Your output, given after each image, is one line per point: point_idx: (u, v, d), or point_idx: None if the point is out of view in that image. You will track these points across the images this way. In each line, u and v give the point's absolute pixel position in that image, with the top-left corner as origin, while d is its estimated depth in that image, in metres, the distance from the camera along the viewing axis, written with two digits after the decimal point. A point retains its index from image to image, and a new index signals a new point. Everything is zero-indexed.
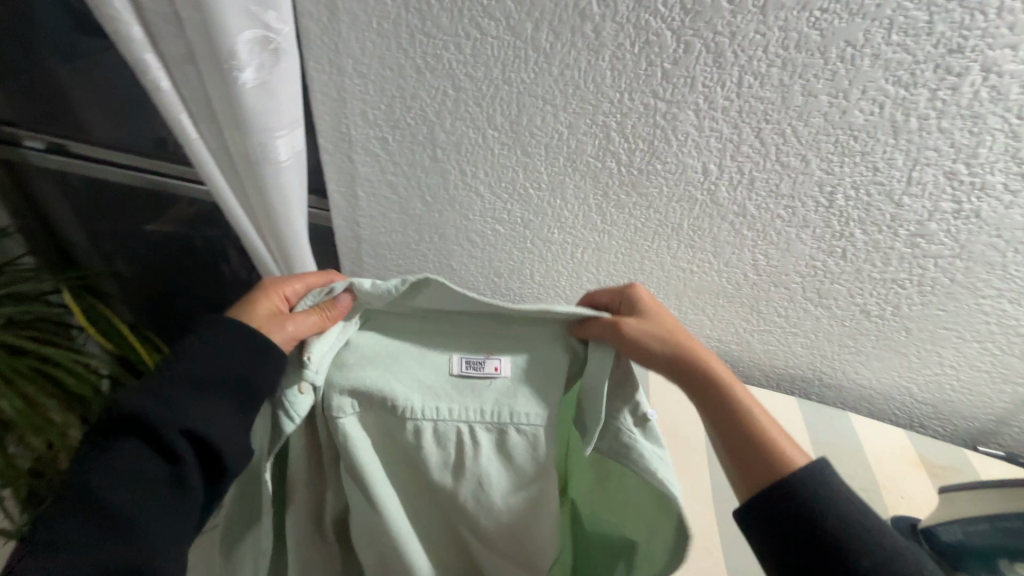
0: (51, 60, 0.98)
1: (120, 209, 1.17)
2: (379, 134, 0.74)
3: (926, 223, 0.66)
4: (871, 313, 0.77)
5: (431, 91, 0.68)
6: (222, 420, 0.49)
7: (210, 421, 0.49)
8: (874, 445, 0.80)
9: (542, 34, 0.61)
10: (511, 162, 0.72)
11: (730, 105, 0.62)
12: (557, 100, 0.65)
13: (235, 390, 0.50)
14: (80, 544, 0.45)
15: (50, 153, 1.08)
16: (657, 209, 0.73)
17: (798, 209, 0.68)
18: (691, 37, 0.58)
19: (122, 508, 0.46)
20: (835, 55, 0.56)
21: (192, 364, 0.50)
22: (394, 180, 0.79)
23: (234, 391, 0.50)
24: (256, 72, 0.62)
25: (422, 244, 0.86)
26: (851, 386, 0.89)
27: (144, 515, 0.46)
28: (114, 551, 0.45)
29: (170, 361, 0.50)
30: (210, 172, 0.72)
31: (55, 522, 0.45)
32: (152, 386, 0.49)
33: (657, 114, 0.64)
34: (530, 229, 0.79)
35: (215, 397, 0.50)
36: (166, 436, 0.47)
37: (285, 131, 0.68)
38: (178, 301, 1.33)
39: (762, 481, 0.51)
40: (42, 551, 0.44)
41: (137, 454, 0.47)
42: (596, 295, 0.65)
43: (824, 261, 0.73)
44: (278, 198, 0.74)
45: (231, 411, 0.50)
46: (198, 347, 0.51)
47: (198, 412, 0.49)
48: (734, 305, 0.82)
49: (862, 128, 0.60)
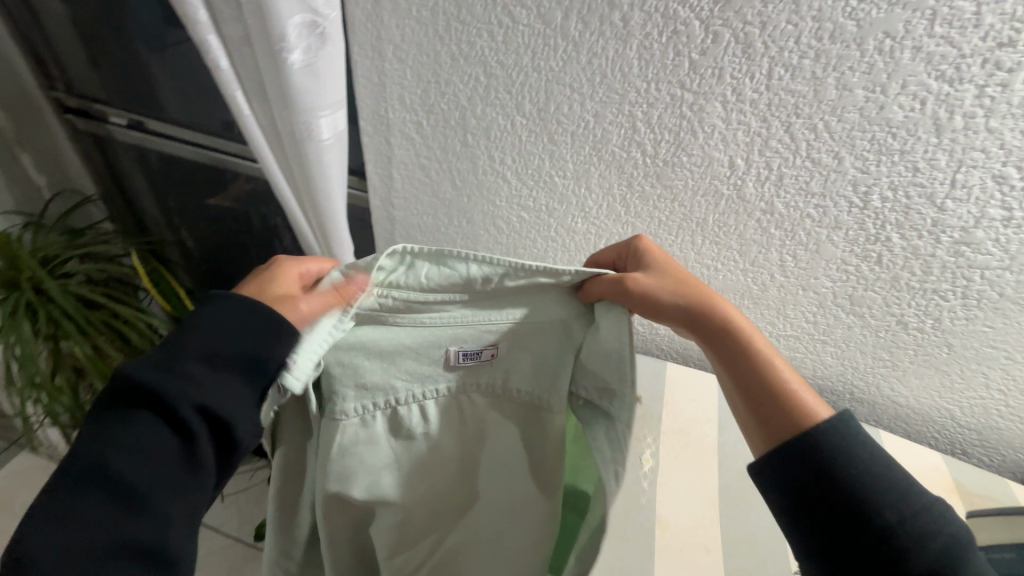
0: (138, 45, 1.09)
1: (188, 184, 1.28)
2: (415, 118, 0.78)
3: (971, 230, 0.62)
4: (909, 324, 0.73)
5: (464, 77, 0.71)
6: (234, 396, 0.48)
7: (223, 395, 0.48)
8: (905, 465, 0.75)
9: (571, 23, 0.62)
10: (538, 150, 0.74)
11: (759, 98, 0.60)
12: (584, 88, 0.66)
13: (248, 365, 0.49)
14: (84, 518, 0.43)
15: (132, 130, 1.20)
16: (681, 202, 0.72)
17: (830, 209, 0.66)
18: (720, 27, 0.57)
19: (134, 482, 0.44)
20: (872, 47, 0.54)
21: (205, 338, 0.49)
22: (427, 163, 0.82)
23: (247, 367, 0.49)
24: (303, 54, 0.67)
25: (450, 228, 0.89)
26: (886, 405, 0.83)
27: (153, 489, 0.45)
28: (122, 526, 0.44)
29: (180, 334, 0.49)
30: (260, 148, 0.78)
31: (57, 494, 0.43)
32: (161, 359, 0.47)
33: (684, 105, 0.64)
34: (555, 218, 0.81)
35: (227, 372, 0.48)
36: (178, 410, 0.46)
37: (328, 111, 0.73)
38: (232, 273, 1.43)
39: (784, 433, 0.49)
40: (44, 523, 0.42)
41: (147, 427, 0.45)
42: (601, 256, 0.65)
43: (857, 266, 0.70)
44: (318, 175, 0.79)
45: (243, 387, 0.49)
46: (208, 322, 0.49)
47: (211, 386, 0.47)
48: (759, 308, 0.79)
49: (901, 125, 0.58)
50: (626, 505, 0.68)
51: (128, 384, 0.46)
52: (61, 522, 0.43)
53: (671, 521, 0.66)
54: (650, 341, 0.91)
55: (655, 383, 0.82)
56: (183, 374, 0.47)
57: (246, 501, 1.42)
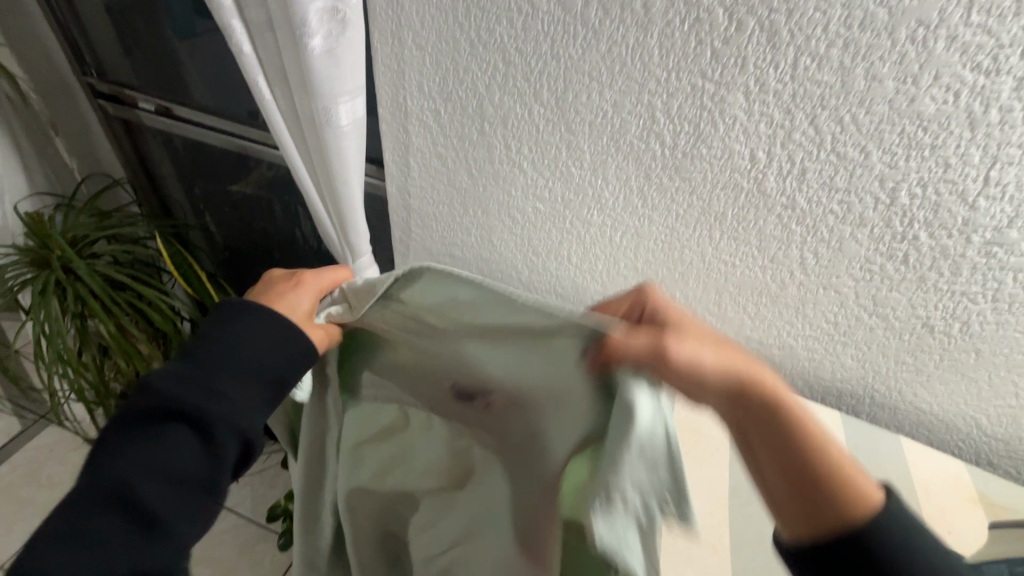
0: (167, 32, 1.11)
1: (212, 170, 1.31)
2: (433, 106, 0.77)
3: (1005, 230, 0.59)
4: (935, 327, 0.70)
5: (482, 65, 0.70)
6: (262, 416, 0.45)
7: (251, 417, 0.45)
8: (925, 472, 0.72)
9: (592, 10, 0.61)
10: (555, 139, 0.73)
11: (783, 89, 0.59)
12: (603, 77, 0.65)
13: (275, 384, 0.46)
14: (106, 540, 0.41)
15: (159, 116, 1.23)
16: (700, 196, 0.71)
17: (854, 205, 0.64)
18: (745, 14, 0.56)
19: (157, 505, 0.42)
20: (903, 36, 0.52)
21: (233, 352, 0.45)
22: (444, 152, 0.82)
23: (274, 386, 0.46)
24: (323, 39, 0.68)
25: (466, 217, 0.89)
26: (908, 410, 0.81)
27: (177, 514, 0.42)
28: (145, 550, 0.41)
29: (206, 345, 0.45)
30: (281, 133, 0.79)
31: (78, 513, 0.41)
32: (190, 373, 0.44)
33: (704, 96, 0.62)
34: (570, 209, 0.80)
35: (255, 391, 0.45)
36: (207, 431, 0.43)
37: (347, 98, 0.74)
38: (253, 259, 1.46)
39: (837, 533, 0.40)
40: (63, 546, 0.40)
41: (174, 448, 0.42)
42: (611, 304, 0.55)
43: (881, 265, 0.67)
44: (336, 161, 0.80)
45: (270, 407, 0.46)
46: (237, 334, 0.46)
47: (240, 406, 0.44)
48: (778, 306, 0.77)
49: (932, 119, 0.55)
50: None
51: (155, 400, 0.43)
52: (84, 543, 0.40)
53: (676, 515, 0.65)
54: None
55: None
56: (215, 394, 0.43)
57: (261, 482, 1.46)
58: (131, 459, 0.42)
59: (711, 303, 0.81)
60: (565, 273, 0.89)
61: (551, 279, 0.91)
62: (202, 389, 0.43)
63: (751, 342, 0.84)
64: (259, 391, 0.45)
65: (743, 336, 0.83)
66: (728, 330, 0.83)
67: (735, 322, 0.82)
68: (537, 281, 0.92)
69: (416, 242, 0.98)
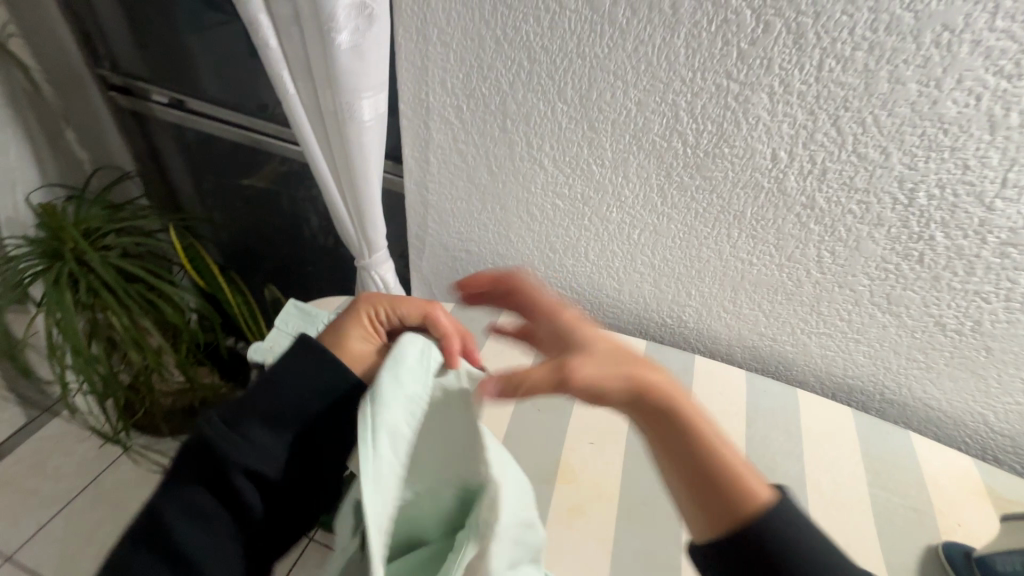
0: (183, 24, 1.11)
1: (224, 163, 1.31)
2: (455, 102, 0.78)
3: (1020, 231, 0.61)
4: (947, 326, 0.72)
5: (507, 62, 0.71)
6: (288, 458, 0.44)
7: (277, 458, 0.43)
8: (934, 466, 0.74)
9: (620, 10, 0.62)
10: (577, 137, 0.74)
11: (807, 90, 0.60)
12: (628, 76, 0.66)
13: (303, 423, 0.45)
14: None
15: (173, 108, 1.23)
16: (720, 194, 0.72)
17: (873, 205, 0.65)
18: (772, 16, 0.57)
19: (186, 548, 0.40)
20: (929, 40, 0.53)
21: (266, 389, 0.45)
22: (465, 149, 0.83)
23: (303, 425, 0.45)
24: (350, 35, 0.68)
25: (484, 214, 0.90)
26: (917, 407, 0.82)
27: (207, 559, 0.40)
28: None
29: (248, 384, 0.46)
30: (303, 127, 0.80)
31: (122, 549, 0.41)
32: (229, 411, 0.44)
33: (729, 96, 0.63)
34: (589, 206, 0.81)
35: (283, 431, 0.44)
36: (232, 473, 0.42)
37: (370, 95, 0.75)
38: (261, 252, 1.46)
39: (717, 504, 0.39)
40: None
41: (206, 485, 0.42)
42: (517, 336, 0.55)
43: (897, 264, 0.69)
44: (358, 155, 0.80)
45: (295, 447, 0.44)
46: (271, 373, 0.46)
47: (267, 447, 0.43)
48: (793, 304, 0.79)
49: (954, 121, 0.57)
50: (652, 489, 0.68)
51: (195, 437, 0.43)
52: None
53: None
54: (678, 334, 0.91)
55: (684, 374, 0.82)
56: (243, 433, 0.43)
57: None
58: (168, 503, 0.42)
59: (727, 300, 0.82)
60: (582, 269, 0.90)
61: (567, 276, 0.92)
62: (237, 433, 0.43)
63: (764, 339, 0.85)
64: (288, 433, 0.44)
65: (757, 333, 0.84)
66: (743, 326, 0.85)
67: (750, 319, 0.84)
68: (553, 277, 0.93)
69: (432, 238, 0.99)
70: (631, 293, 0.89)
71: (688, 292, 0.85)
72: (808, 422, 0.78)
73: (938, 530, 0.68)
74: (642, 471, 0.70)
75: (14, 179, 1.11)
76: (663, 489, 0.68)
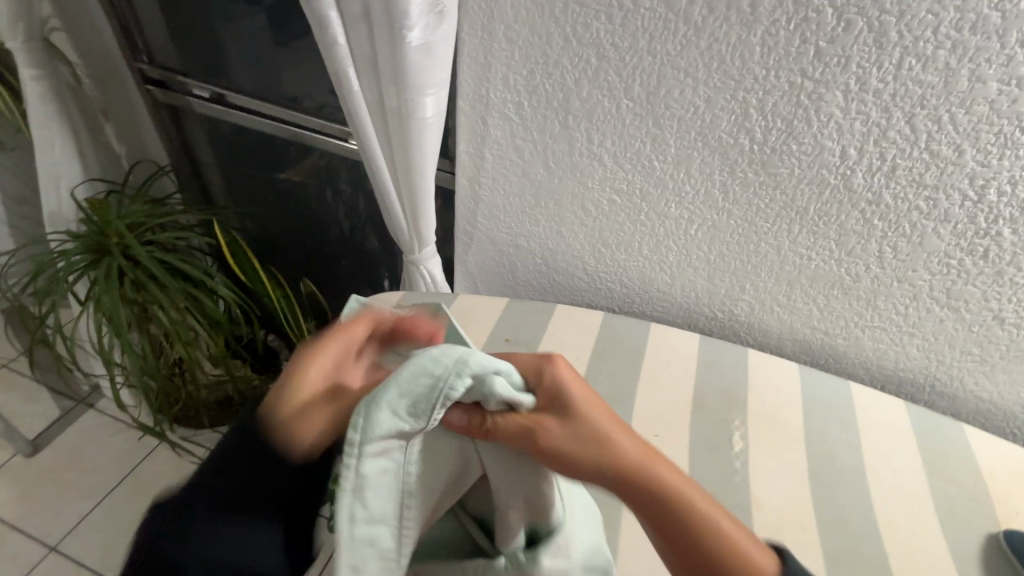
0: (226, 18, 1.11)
1: (262, 156, 1.32)
2: (516, 98, 0.79)
3: None
4: (1005, 320, 0.73)
5: (574, 59, 0.71)
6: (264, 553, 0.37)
7: (254, 553, 0.37)
8: (988, 457, 0.75)
9: (696, 8, 0.63)
10: (640, 134, 0.75)
11: (884, 88, 0.60)
12: (699, 73, 0.67)
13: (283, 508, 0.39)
14: None
15: (213, 102, 1.23)
16: (784, 191, 0.73)
17: (941, 202, 0.66)
18: (854, 15, 0.57)
19: None
20: (1013, 39, 0.54)
21: (232, 471, 0.38)
22: (522, 145, 0.84)
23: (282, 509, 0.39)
24: (421, 32, 0.69)
25: (536, 209, 0.91)
26: (966, 399, 0.84)
27: None
28: None
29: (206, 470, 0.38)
30: (364, 122, 0.80)
31: None
32: (179, 511, 0.36)
33: (802, 94, 0.64)
34: (647, 202, 0.82)
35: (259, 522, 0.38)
36: None
37: (434, 92, 0.75)
38: (295, 245, 1.47)
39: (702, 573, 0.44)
40: None
41: None
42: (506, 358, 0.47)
43: (960, 260, 0.70)
44: (417, 152, 0.81)
45: (271, 539, 0.38)
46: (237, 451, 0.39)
47: (242, 542, 0.36)
48: (849, 298, 0.80)
49: None
50: (720, 480, 0.70)
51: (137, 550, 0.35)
52: None
53: (764, 498, 0.68)
54: (727, 327, 0.92)
55: (738, 368, 0.83)
56: (206, 530, 0.36)
57: None
58: None
59: (781, 294, 0.84)
60: (634, 264, 0.91)
61: (617, 271, 0.93)
62: (199, 529, 0.36)
63: (816, 333, 0.86)
64: (265, 523, 0.38)
65: (810, 326, 0.86)
66: (795, 320, 0.86)
67: (803, 312, 0.85)
68: (603, 271, 0.94)
69: (480, 233, 1.00)
70: (682, 288, 0.90)
71: (742, 287, 0.86)
72: (862, 413, 0.79)
73: (997, 520, 0.70)
74: (709, 463, 0.72)
75: (58, 174, 1.10)
76: (730, 481, 0.70)
